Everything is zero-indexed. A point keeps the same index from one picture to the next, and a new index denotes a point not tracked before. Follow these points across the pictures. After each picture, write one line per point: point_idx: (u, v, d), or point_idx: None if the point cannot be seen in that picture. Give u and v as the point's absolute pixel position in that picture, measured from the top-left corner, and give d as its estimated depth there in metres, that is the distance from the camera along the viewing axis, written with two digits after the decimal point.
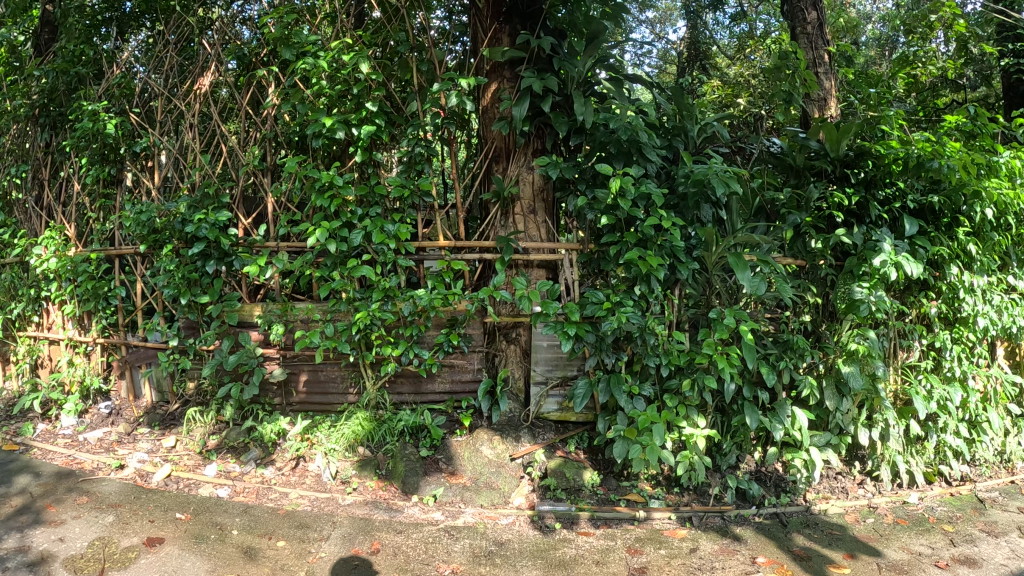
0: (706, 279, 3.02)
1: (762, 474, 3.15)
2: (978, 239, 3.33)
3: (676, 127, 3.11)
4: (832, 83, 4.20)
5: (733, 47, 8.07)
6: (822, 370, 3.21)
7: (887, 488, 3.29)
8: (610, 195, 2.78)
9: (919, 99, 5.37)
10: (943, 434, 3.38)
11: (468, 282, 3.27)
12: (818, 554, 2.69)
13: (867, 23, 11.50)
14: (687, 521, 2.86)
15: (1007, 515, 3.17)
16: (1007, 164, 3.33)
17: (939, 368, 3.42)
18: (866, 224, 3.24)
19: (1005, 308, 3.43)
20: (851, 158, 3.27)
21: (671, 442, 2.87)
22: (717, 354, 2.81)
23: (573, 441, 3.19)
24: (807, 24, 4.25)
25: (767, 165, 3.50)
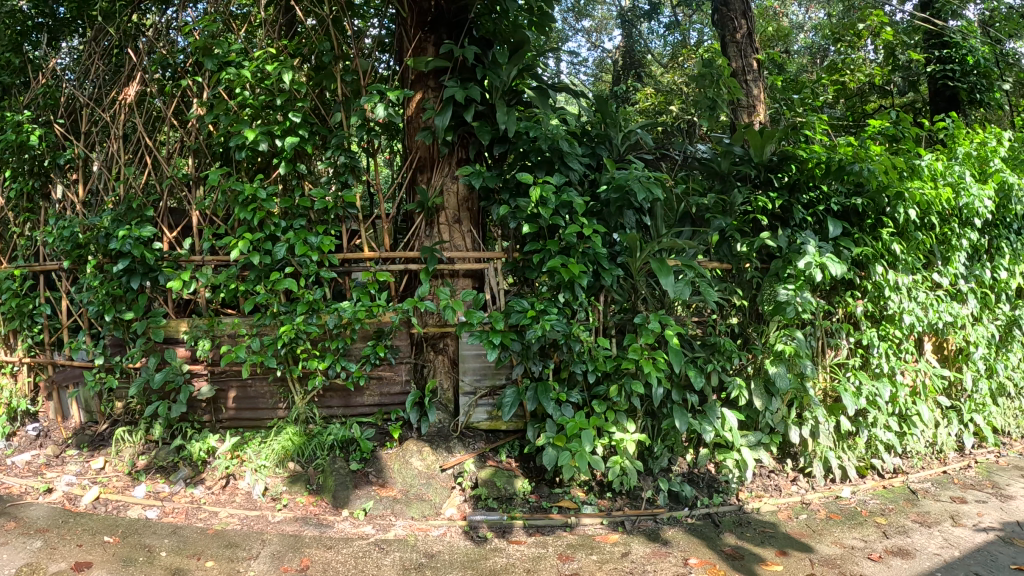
0: (631, 285, 3.05)
1: (694, 476, 3.22)
2: (903, 239, 3.45)
3: (601, 134, 3.14)
4: (759, 90, 4.29)
5: (668, 54, 8.20)
6: (751, 371, 3.26)
7: (819, 483, 3.37)
8: (532, 204, 2.79)
9: (848, 104, 6.16)
10: (873, 429, 3.47)
11: (394, 294, 3.25)
12: (751, 553, 2.73)
13: (799, 31, 11.79)
14: (619, 526, 2.87)
15: (936, 506, 3.32)
16: (928, 167, 3.43)
17: (868, 364, 3.50)
18: (791, 227, 3.32)
19: (930, 305, 3.53)
20: (775, 163, 3.33)
21: (601, 448, 2.88)
22: (643, 359, 2.83)
23: (504, 450, 3.18)
24: (736, 33, 4.33)
25: (692, 171, 3.52)
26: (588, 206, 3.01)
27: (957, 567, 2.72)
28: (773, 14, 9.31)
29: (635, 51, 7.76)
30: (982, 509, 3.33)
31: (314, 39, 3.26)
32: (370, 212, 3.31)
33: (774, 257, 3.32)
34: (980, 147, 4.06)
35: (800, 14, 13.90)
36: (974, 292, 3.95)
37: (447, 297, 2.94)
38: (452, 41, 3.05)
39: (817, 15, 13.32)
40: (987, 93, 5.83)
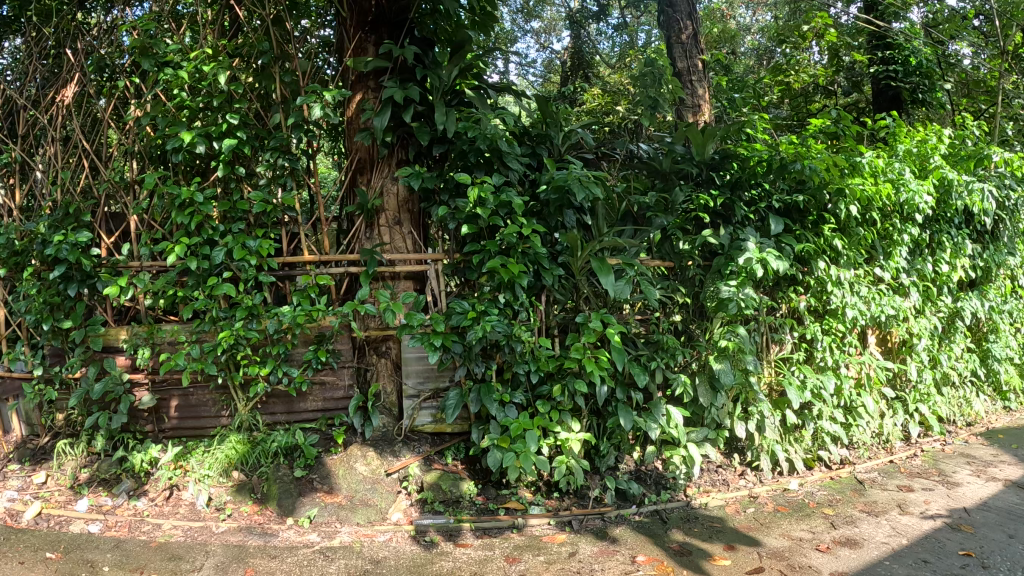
0: (573, 284, 3.06)
1: (642, 473, 3.22)
2: (844, 235, 3.52)
3: (541, 134, 3.14)
4: (704, 90, 4.33)
5: (617, 54, 8.26)
6: (695, 368, 3.28)
7: (767, 477, 3.41)
8: (471, 205, 2.78)
9: (793, 104, 6.31)
10: (819, 421, 3.53)
11: (334, 297, 3.21)
12: (698, 548, 2.75)
13: (746, 33, 12.01)
14: (566, 526, 2.87)
15: (882, 495, 3.39)
16: (869, 164, 3.53)
17: (812, 358, 3.57)
18: (733, 224, 3.33)
19: (872, 299, 3.62)
20: (717, 162, 3.36)
21: (546, 448, 2.90)
22: (585, 358, 2.84)
23: (450, 452, 3.16)
24: (682, 33, 4.36)
25: (634, 170, 3.53)
26: (528, 206, 3.00)
27: (906, 554, 2.80)
28: (721, 16, 9.47)
29: (586, 51, 7.81)
30: (928, 497, 3.43)
31: (252, 39, 3.18)
32: (309, 215, 3.26)
33: (717, 254, 3.35)
34: (920, 144, 4.18)
35: (747, 17, 14.24)
36: (917, 285, 4.03)
37: (387, 300, 2.92)
38: (392, 41, 3.04)
39: (764, 18, 13.58)
40: (929, 93, 6.02)
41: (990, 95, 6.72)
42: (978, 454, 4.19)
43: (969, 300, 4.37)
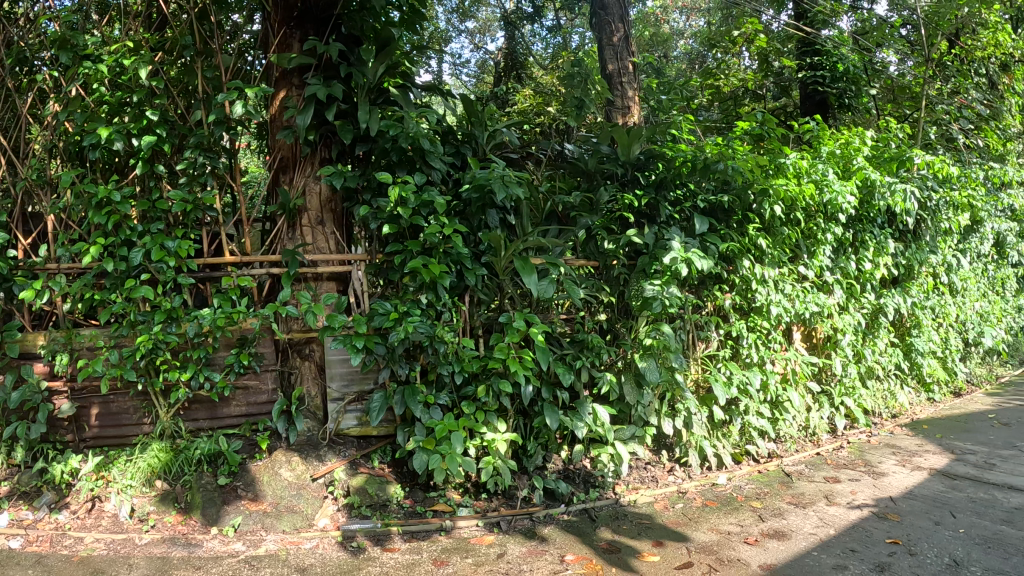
0: (497, 284, 3.10)
1: (571, 472, 3.25)
2: (769, 234, 3.66)
3: (466, 133, 3.17)
4: (633, 92, 4.40)
5: (551, 55, 8.33)
6: (621, 366, 3.34)
7: (696, 472, 3.49)
8: (392, 205, 2.81)
9: (721, 108, 6.85)
10: (746, 416, 3.70)
11: (256, 298, 3.18)
12: (626, 546, 2.77)
13: (679, 38, 12.32)
14: (495, 526, 2.89)
15: (810, 487, 3.55)
16: (793, 165, 3.59)
17: (738, 355, 3.70)
18: (658, 224, 3.40)
19: (797, 296, 3.73)
20: (642, 162, 3.39)
21: (472, 449, 2.91)
22: (509, 358, 2.89)
23: (376, 455, 3.18)
24: (613, 36, 4.42)
25: (560, 169, 3.57)
26: (451, 205, 3.05)
27: (836, 544, 2.95)
28: (654, 22, 9.70)
29: (525, 53, 7.87)
30: (855, 488, 3.63)
31: (176, 34, 3.15)
32: (232, 216, 3.21)
33: (641, 253, 3.39)
34: (843, 146, 4.37)
35: (681, 23, 14.60)
36: (840, 283, 4.22)
37: (309, 301, 2.91)
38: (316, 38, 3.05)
39: (696, 25, 13.97)
40: (855, 98, 6.54)
41: (915, 101, 7.08)
42: (904, 445, 4.55)
43: (892, 297, 4.61)
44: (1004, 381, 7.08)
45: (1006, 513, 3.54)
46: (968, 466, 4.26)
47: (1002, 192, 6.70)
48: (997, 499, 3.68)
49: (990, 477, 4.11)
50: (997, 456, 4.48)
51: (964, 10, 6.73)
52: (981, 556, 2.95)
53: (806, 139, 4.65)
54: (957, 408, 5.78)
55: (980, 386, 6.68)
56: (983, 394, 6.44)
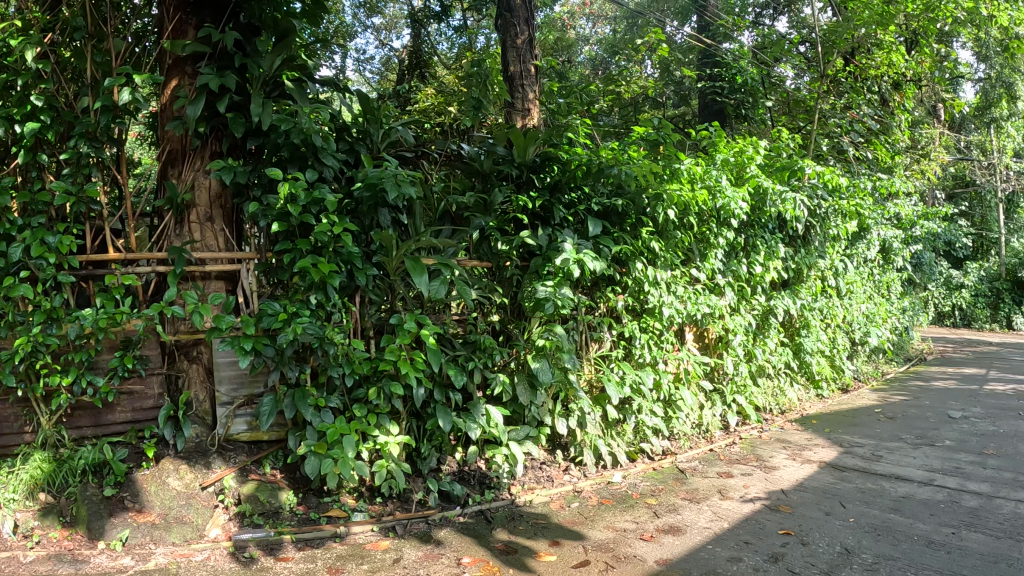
0: (388, 284, 3.78)
1: (465, 473, 4.11)
2: (663, 237, 4.82)
3: (362, 130, 3.61)
4: (534, 94, 4.52)
5: (455, 55, 8.29)
6: (513, 366, 4.32)
7: (591, 469, 4.51)
8: (281, 202, 3.11)
9: (622, 113, 6.79)
10: (638, 415, 4.78)
11: (140, 299, 3.17)
12: (523, 547, 3.45)
13: (583, 44, 12.76)
14: (391, 530, 3.41)
15: (705, 483, 4.45)
16: (686, 172, 4.76)
17: (632, 354, 4.82)
18: (554, 223, 4.37)
19: (686, 297, 4.94)
20: (538, 165, 4.34)
21: (365, 451, 3.49)
22: (400, 359, 3.49)
23: (267, 462, 3.30)
24: (517, 38, 4.49)
25: (454, 169, 4.31)
26: (344, 204, 3.57)
27: (729, 536, 3.61)
28: (560, 26, 9.96)
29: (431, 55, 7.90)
30: (748, 481, 4.44)
31: (65, 15, 3.10)
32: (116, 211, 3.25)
33: (532, 254, 4.39)
34: (737, 154, 5.31)
35: (588, 29, 15.15)
36: (731, 286, 5.35)
37: (196, 302, 3.06)
38: (211, 27, 3.10)
39: (601, 32, 14.52)
40: (750, 109, 7.73)
41: (808, 114, 7.79)
42: (794, 439, 5.19)
43: (779, 300, 5.65)
44: (890, 377, 7.50)
45: (893, 500, 3.91)
46: (857, 458, 4.63)
47: (887, 201, 7.23)
48: (886, 490, 4.05)
49: (877, 468, 4.45)
50: (885, 448, 4.79)
51: (861, 31, 7.31)
52: (871, 543, 3.41)
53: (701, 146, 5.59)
54: (845, 403, 6.26)
55: (864, 382, 7.00)
56: (869, 390, 6.81)
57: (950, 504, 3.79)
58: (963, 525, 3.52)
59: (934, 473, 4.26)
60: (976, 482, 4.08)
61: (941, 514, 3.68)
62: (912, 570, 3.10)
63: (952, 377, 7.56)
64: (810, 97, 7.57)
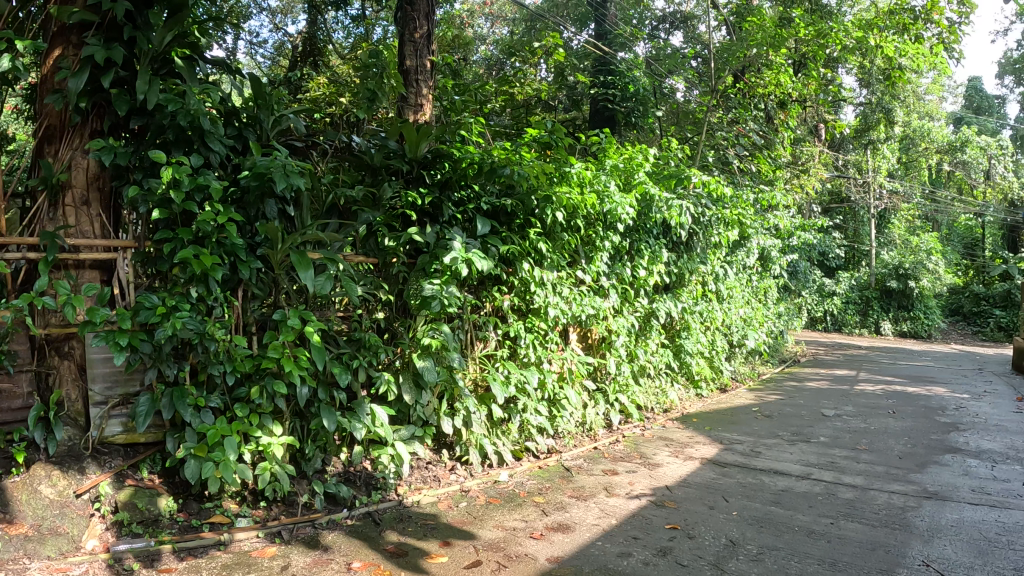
0: (272, 279, 3.65)
1: (350, 474, 3.97)
2: (551, 238, 4.92)
3: (251, 116, 3.44)
4: (429, 91, 4.50)
5: (352, 44, 8.17)
6: (398, 365, 4.25)
7: (478, 470, 4.49)
8: (163, 186, 2.95)
9: (516, 113, 7.16)
10: (524, 414, 4.83)
11: (9, 289, 2.97)
12: (415, 550, 3.39)
13: (480, 43, 12.87)
14: (276, 536, 3.24)
15: (590, 480, 4.54)
16: (576, 175, 4.89)
17: (517, 355, 4.86)
18: (441, 222, 4.35)
19: (574, 299, 5.04)
20: (429, 160, 4.32)
21: (248, 452, 3.36)
22: (283, 357, 3.39)
23: (145, 466, 3.16)
24: (416, 31, 4.44)
25: (342, 161, 4.16)
26: (229, 193, 3.39)
27: (618, 533, 3.66)
28: (460, 23, 10.02)
29: (330, 46, 7.78)
30: (632, 478, 4.56)
31: None
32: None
33: (420, 252, 4.38)
34: (628, 161, 5.57)
35: (485, 29, 15.30)
36: (615, 288, 5.50)
37: (69, 292, 2.86)
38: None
39: (500, 33, 14.81)
40: (642, 117, 8.06)
41: (695, 126, 8.32)
42: (675, 437, 5.40)
43: (661, 303, 5.87)
44: (763, 377, 7.89)
45: (772, 494, 4.14)
46: (737, 454, 4.92)
47: (767, 213, 7.69)
48: (763, 484, 4.30)
49: (756, 462, 4.73)
50: (762, 444, 5.09)
51: (751, 53, 8.48)
52: (755, 534, 3.58)
53: (591, 150, 5.80)
54: (723, 403, 6.51)
55: (743, 381, 7.39)
56: (745, 389, 7.14)
57: (828, 496, 4.04)
58: (839, 515, 3.75)
59: (811, 468, 4.53)
60: (849, 475, 4.35)
61: (819, 505, 3.91)
62: (796, 558, 3.27)
63: (823, 379, 8.00)
64: (699, 110, 8.14)
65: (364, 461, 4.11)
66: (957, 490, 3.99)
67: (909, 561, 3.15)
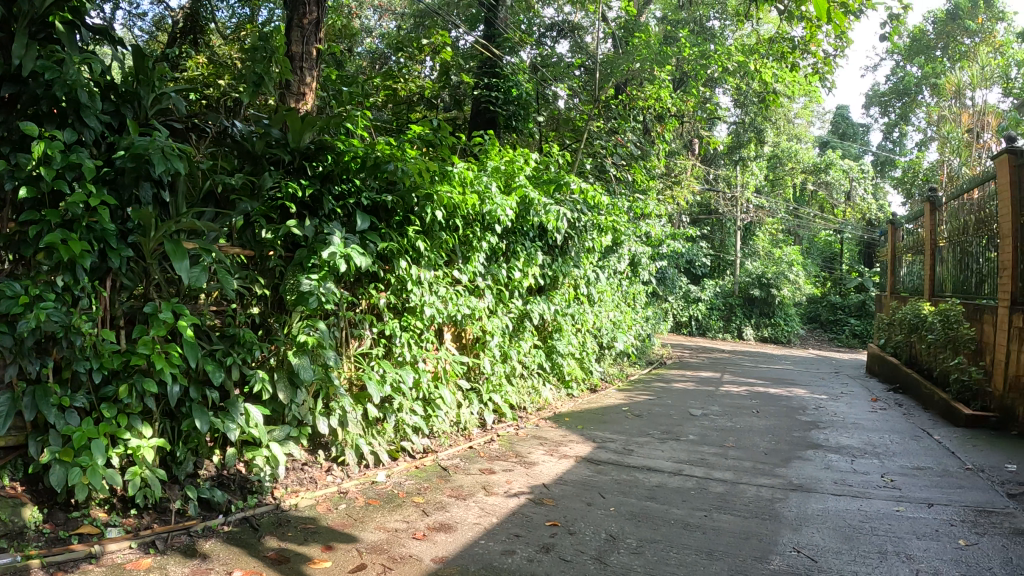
0: (143, 269, 3.34)
1: (225, 478, 3.75)
2: (429, 236, 4.84)
3: (130, 91, 3.19)
4: (312, 80, 4.42)
5: (235, 26, 7.89)
6: (274, 362, 4.02)
7: (354, 471, 4.38)
8: (33, 162, 2.75)
9: (394, 109, 7.71)
10: (398, 414, 4.70)
11: None
12: (296, 556, 3.25)
13: (367, 35, 12.72)
14: (151, 546, 3.07)
15: (468, 479, 4.52)
16: (458, 175, 4.88)
17: (392, 354, 4.76)
18: (321, 216, 4.20)
19: (449, 299, 4.98)
20: (312, 152, 4.15)
21: (116, 457, 3.11)
22: (154, 354, 3.16)
23: (6, 473, 2.95)
24: (305, 19, 4.39)
25: (223, 148, 3.91)
26: (101, 173, 3.11)
27: (501, 531, 3.67)
28: (348, 13, 9.88)
29: (215, 28, 7.46)
30: (509, 477, 4.59)
31: None
32: None
33: (298, 245, 4.18)
34: (507, 164, 5.64)
35: (371, 21, 15.16)
36: (490, 288, 5.50)
37: None
38: None
39: (388, 25, 14.84)
40: (524, 120, 8.28)
41: (574, 134, 8.62)
42: (549, 437, 5.51)
43: (535, 304, 5.97)
44: (631, 378, 8.20)
45: (647, 489, 4.30)
46: (610, 452, 5.07)
47: (640, 221, 8.03)
48: (635, 480, 4.46)
49: (630, 460, 4.91)
50: (635, 443, 5.29)
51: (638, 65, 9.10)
52: (633, 529, 3.69)
53: (475, 151, 5.84)
54: (594, 403, 6.70)
55: (612, 382, 7.65)
56: (614, 390, 7.39)
57: (700, 491, 4.24)
58: (711, 508, 3.94)
59: (681, 464, 4.76)
60: (719, 471, 4.59)
61: (691, 499, 4.10)
62: (674, 550, 3.40)
63: (690, 380, 8.39)
64: (581, 118, 8.41)
65: (239, 463, 3.91)
66: (821, 482, 4.30)
67: (782, 548, 3.36)
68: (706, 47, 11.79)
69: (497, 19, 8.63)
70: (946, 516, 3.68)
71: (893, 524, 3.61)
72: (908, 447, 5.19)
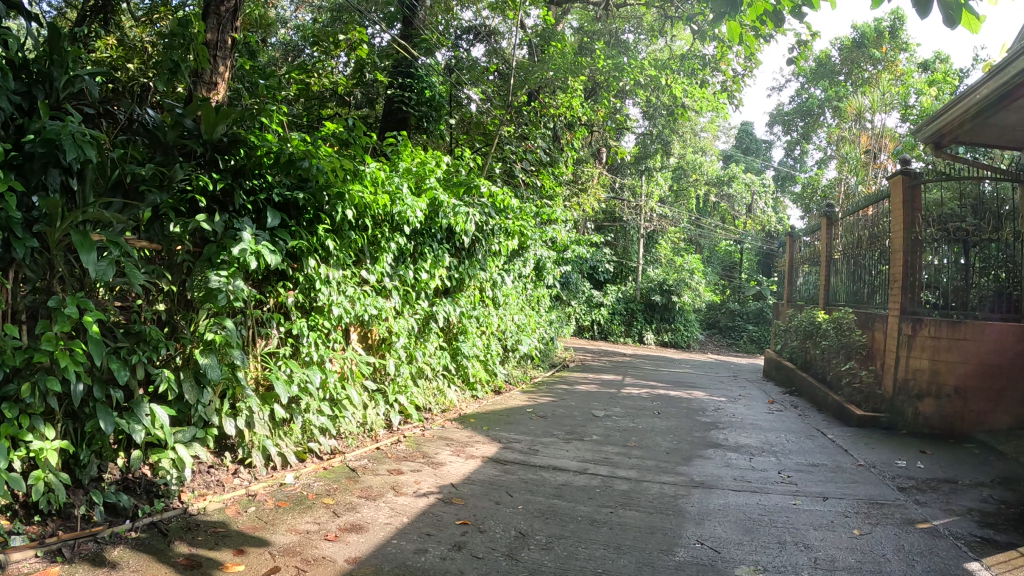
0: (46, 261, 3.11)
1: (130, 482, 3.59)
2: (339, 235, 4.74)
3: (43, 71, 3.06)
4: (226, 69, 4.30)
5: (149, 8, 7.63)
6: (179, 361, 3.84)
7: (262, 473, 4.27)
8: None
9: (306, 104, 8.03)
10: (305, 415, 4.59)
11: None
12: (208, 560, 3.15)
13: (283, 28, 12.49)
14: (56, 555, 2.94)
15: (377, 480, 4.49)
16: (369, 174, 4.81)
17: (298, 355, 4.63)
18: (230, 211, 4.08)
19: (356, 299, 4.91)
20: (224, 145, 4.00)
21: (17, 460, 2.93)
22: (58, 351, 3.01)
23: None
24: (221, 6, 4.24)
25: (134, 136, 3.67)
26: (7, 157, 2.93)
27: (414, 531, 3.67)
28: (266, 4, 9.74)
29: (129, 11, 7.22)
30: (417, 477, 4.58)
31: None
32: None
33: (206, 240, 3.97)
34: (419, 166, 5.66)
35: (286, 11, 14.90)
36: (397, 289, 5.47)
37: None
38: None
39: (304, 16, 14.64)
40: (436, 122, 8.35)
41: (484, 136, 8.79)
42: (456, 437, 5.55)
43: (441, 306, 5.99)
44: (534, 381, 8.35)
45: (553, 488, 4.40)
46: (515, 452, 5.14)
47: (546, 226, 8.20)
48: (543, 479, 4.55)
49: (536, 459, 5.01)
50: (540, 443, 5.41)
51: (550, 74, 9.33)
52: (541, 526, 3.77)
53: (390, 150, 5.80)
54: (498, 403, 6.84)
55: (515, 383, 7.79)
56: (519, 391, 7.52)
57: (606, 488, 4.38)
58: (616, 505, 4.08)
59: (586, 464, 4.90)
60: (623, 469, 4.76)
61: (597, 497, 4.23)
62: (583, 545, 3.50)
63: (592, 382, 8.64)
64: (493, 122, 8.59)
65: (143, 466, 3.74)
66: (721, 479, 4.52)
67: (687, 541, 3.53)
68: (621, 59, 12.14)
69: (415, 18, 8.69)
70: (839, 508, 3.96)
71: (789, 516, 3.85)
72: (795, 446, 5.52)
